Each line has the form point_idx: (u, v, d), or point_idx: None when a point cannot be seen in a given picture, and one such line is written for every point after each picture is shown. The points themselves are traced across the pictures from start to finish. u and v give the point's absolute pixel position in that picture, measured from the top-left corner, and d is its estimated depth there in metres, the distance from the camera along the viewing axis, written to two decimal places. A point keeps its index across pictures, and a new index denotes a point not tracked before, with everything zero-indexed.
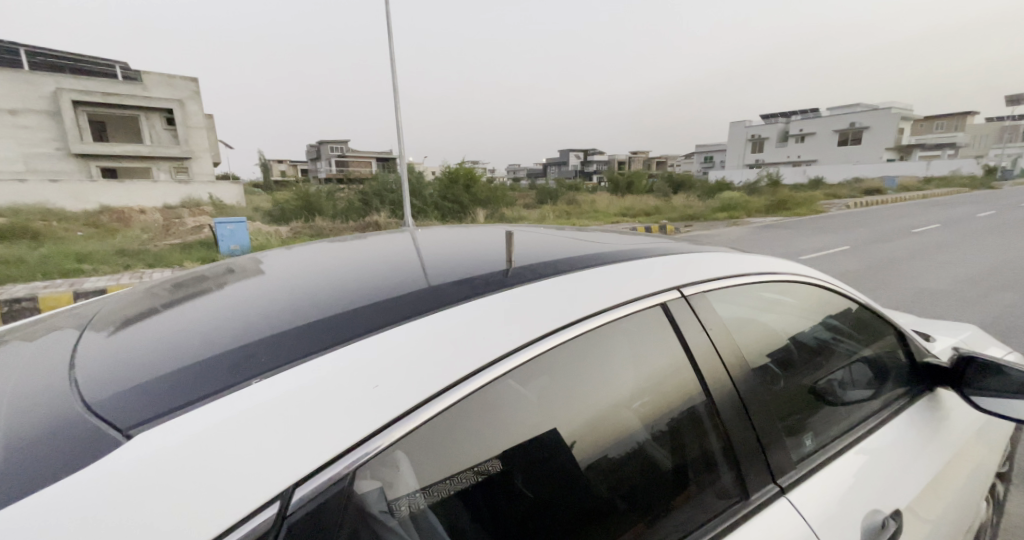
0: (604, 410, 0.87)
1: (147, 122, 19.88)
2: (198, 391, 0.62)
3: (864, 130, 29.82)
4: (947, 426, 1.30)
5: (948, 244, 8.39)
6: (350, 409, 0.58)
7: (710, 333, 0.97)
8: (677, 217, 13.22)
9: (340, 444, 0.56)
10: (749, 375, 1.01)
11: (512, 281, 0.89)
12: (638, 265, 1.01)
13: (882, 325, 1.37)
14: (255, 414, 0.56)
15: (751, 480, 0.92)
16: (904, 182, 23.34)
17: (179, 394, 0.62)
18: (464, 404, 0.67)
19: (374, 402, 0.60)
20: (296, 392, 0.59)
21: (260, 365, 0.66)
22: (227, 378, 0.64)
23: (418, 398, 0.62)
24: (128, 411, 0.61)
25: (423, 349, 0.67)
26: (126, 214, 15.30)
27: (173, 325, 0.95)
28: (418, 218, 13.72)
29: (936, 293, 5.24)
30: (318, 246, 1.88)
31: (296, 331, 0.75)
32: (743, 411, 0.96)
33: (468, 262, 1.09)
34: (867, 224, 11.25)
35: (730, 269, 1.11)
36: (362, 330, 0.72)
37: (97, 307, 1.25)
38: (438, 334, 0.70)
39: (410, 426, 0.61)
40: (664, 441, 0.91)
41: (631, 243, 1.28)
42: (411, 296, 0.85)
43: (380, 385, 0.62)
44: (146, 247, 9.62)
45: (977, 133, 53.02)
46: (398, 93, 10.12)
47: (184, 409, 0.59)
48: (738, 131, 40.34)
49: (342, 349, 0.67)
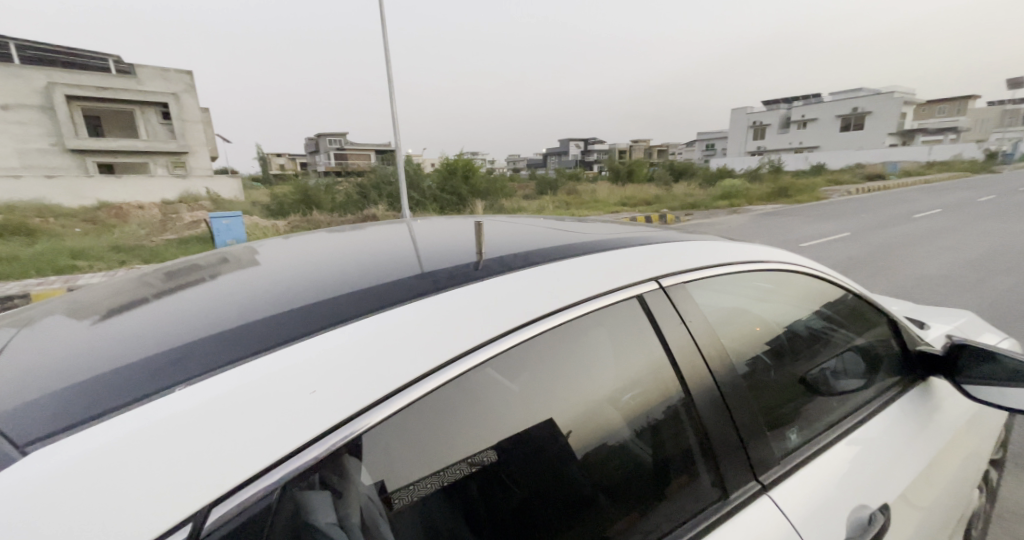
0: (579, 404, 0.85)
1: (142, 117, 19.76)
2: (129, 395, 0.59)
3: (866, 115, 29.58)
4: (939, 415, 1.29)
5: (947, 228, 8.37)
6: (290, 414, 0.56)
7: (690, 325, 0.95)
8: (677, 205, 13.17)
9: (262, 460, 0.53)
10: (731, 369, 0.99)
11: (481, 274, 0.88)
12: (614, 256, 0.98)
13: (875, 313, 1.35)
14: (180, 422, 0.53)
15: (730, 479, 0.90)
16: (905, 168, 23.19)
17: (117, 395, 0.60)
18: (426, 400, 0.66)
19: (313, 409, 0.58)
20: (236, 389, 0.57)
21: (208, 363, 0.64)
22: (161, 380, 0.61)
23: (370, 398, 0.61)
24: (54, 415, 0.58)
25: (371, 346, 0.65)
26: (123, 210, 15.26)
27: (147, 316, 0.93)
28: (416, 210, 13.73)
29: (936, 278, 5.20)
30: (316, 235, 1.87)
31: (247, 329, 0.73)
32: (723, 405, 0.94)
33: (447, 255, 1.07)
34: (868, 210, 11.19)
35: (715, 258, 1.09)
36: (323, 324, 0.70)
37: (86, 295, 1.25)
38: (391, 330, 0.68)
39: (356, 431, 0.59)
40: (641, 434, 0.89)
41: (617, 232, 1.26)
42: (378, 289, 0.83)
43: (317, 391, 0.59)
44: (141, 242, 9.62)
45: (980, 119, 52.73)
46: (392, 85, 10.11)
47: (106, 417, 0.55)
48: (739, 119, 40.18)
49: (289, 349, 0.64)
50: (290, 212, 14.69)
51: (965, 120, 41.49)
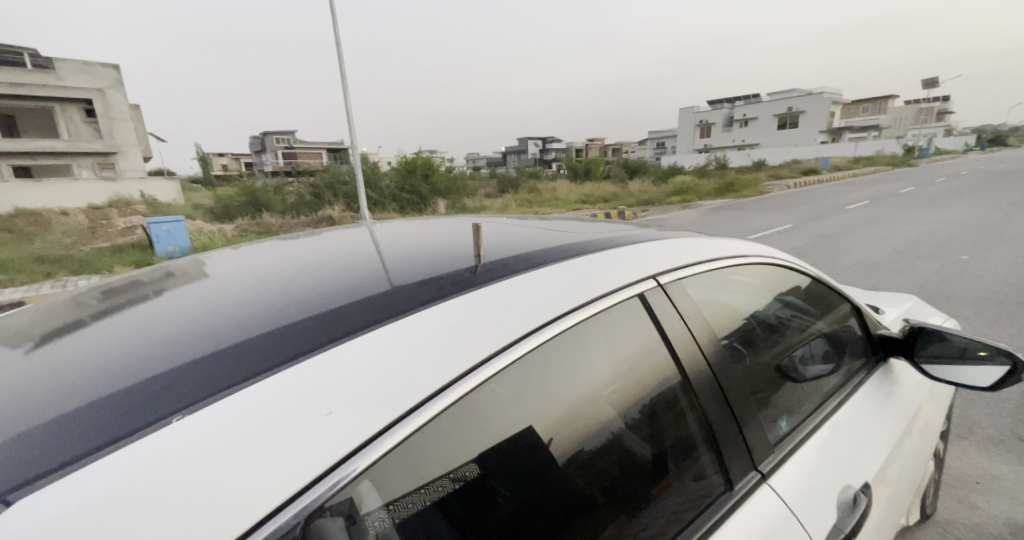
0: (584, 403, 0.84)
1: (63, 114, 18.05)
2: (111, 431, 0.52)
3: (801, 114, 31.64)
4: (900, 394, 1.39)
5: (877, 218, 9.09)
6: (304, 440, 0.53)
7: (686, 319, 0.97)
8: (634, 201, 13.57)
9: (283, 493, 0.49)
10: (723, 361, 1.02)
11: (482, 278, 0.85)
12: (609, 254, 0.99)
13: (837, 298, 1.44)
14: (187, 456, 0.48)
15: (728, 468, 0.93)
16: (836, 163, 25.01)
17: (95, 431, 0.52)
18: (449, 412, 0.64)
19: (330, 430, 0.54)
20: (244, 416, 0.52)
21: (205, 387, 0.58)
22: (146, 414, 0.54)
23: (392, 413, 0.58)
24: (17, 464, 0.49)
25: (386, 361, 0.62)
26: (44, 217, 13.94)
27: (105, 338, 0.83)
28: (375, 211, 13.39)
29: (871, 264, 5.64)
30: (273, 242, 1.76)
31: (234, 349, 0.66)
32: (720, 397, 0.97)
33: (431, 258, 1.04)
34: (807, 203, 11.98)
35: (698, 254, 1.13)
36: (327, 338, 0.66)
37: (14, 319, 1.10)
38: (404, 341, 0.65)
39: (378, 453, 0.55)
40: (642, 430, 0.90)
41: (599, 231, 1.27)
42: (372, 299, 0.79)
43: (333, 413, 0.56)
44: (69, 252, 8.83)
45: (899, 117, 57.62)
46: (346, 82, 9.81)
47: (86, 459, 0.48)
48: (687, 117, 41.93)
49: (293, 367, 0.60)
50: (238, 215, 13.89)
51: (885, 119, 45.27)
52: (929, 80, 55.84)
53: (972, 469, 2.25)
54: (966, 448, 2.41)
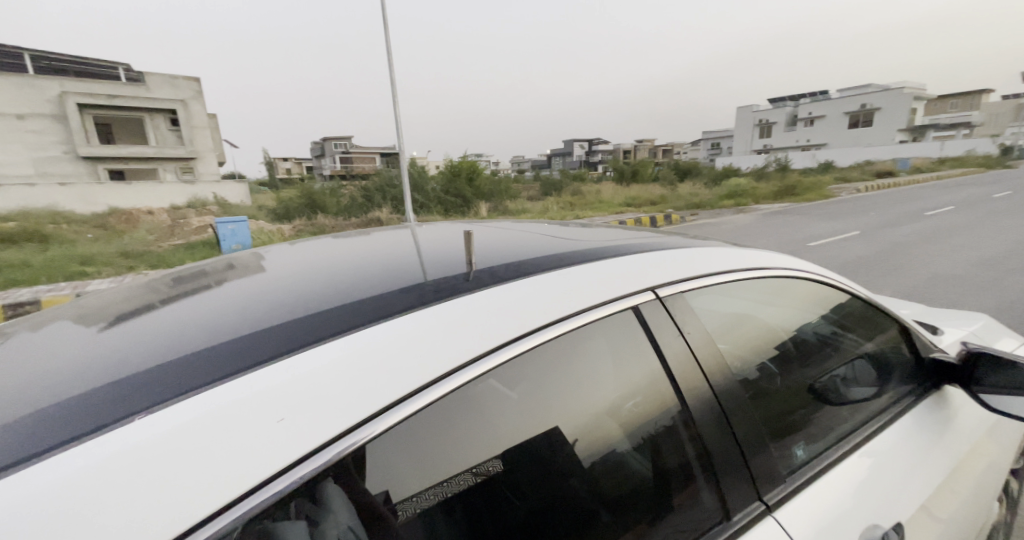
0: (581, 415, 0.84)
1: (152, 123, 19.93)
2: (119, 411, 0.57)
3: (875, 111, 29.26)
4: (954, 427, 1.26)
5: (960, 226, 8.25)
6: (258, 443, 0.54)
7: (688, 337, 0.93)
8: (682, 205, 13.12)
9: (243, 485, 0.51)
10: (731, 380, 0.97)
11: (473, 285, 0.87)
12: (612, 264, 0.98)
13: (883, 318, 1.33)
14: (159, 444, 0.51)
15: (733, 496, 0.88)
16: (916, 165, 22.90)
17: (112, 406, 0.58)
18: (419, 417, 0.65)
19: (286, 433, 0.55)
20: (218, 409, 0.55)
21: (201, 376, 0.62)
22: (147, 398, 0.59)
23: (358, 418, 0.59)
24: (44, 430, 0.55)
25: (357, 365, 0.63)
26: (133, 216, 15.50)
27: (156, 325, 0.92)
28: (421, 213, 13.82)
29: (948, 277, 5.13)
30: (323, 241, 1.88)
31: (239, 341, 0.71)
32: (722, 420, 0.93)
33: (442, 264, 1.07)
34: (877, 209, 11.09)
35: (716, 266, 1.08)
36: (315, 338, 0.69)
37: (100, 300, 1.27)
38: (384, 348, 0.66)
39: (343, 451, 0.58)
40: (644, 448, 0.88)
41: (616, 239, 1.25)
42: (373, 300, 0.82)
43: (287, 418, 0.56)
44: (149, 248, 9.76)
45: (993, 112, 51.84)
46: (396, 90, 10.21)
47: (84, 437, 0.52)
48: (745, 117, 40.02)
49: (275, 364, 0.62)
50: (297, 215, 14.81)
51: (977, 115, 40.94)
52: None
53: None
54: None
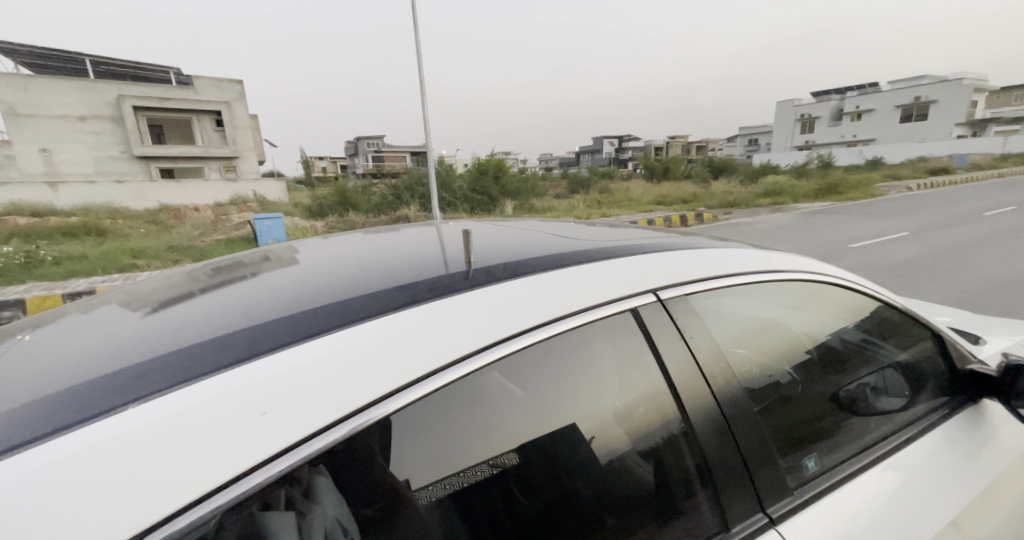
0: (581, 417, 0.84)
1: (198, 124, 20.95)
2: (131, 395, 0.61)
3: (930, 104, 27.50)
4: (991, 444, 1.19)
5: (1021, 227, 7.66)
6: (241, 435, 0.56)
7: (691, 343, 0.92)
8: (715, 204, 12.74)
9: (226, 473, 0.54)
10: (737, 388, 0.95)
11: (470, 284, 0.88)
12: (616, 265, 0.97)
13: (916, 327, 1.27)
14: (154, 429, 0.54)
15: (734, 507, 0.87)
16: (975, 161, 21.37)
17: (129, 387, 0.62)
18: (408, 413, 0.66)
19: (268, 427, 0.57)
20: (214, 397, 0.58)
21: (209, 362, 0.66)
22: (156, 383, 0.63)
23: (339, 413, 0.61)
24: (71, 407, 0.60)
25: (348, 360, 0.65)
26: (181, 212, 16.42)
27: (188, 313, 0.98)
28: (448, 211, 14.02)
29: (1002, 283, 4.79)
30: (354, 236, 1.95)
31: (249, 331, 0.75)
32: (725, 428, 0.91)
33: (450, 262, 1.09)
34: (928, 208, 10.46)
35: (725, 269, 1.06)
36: (313, 331, 0.72)
37: (147, 286, 1.37)
38: (373, 345, 0.68)
39: (326, 445, 0.59)
40: (645, 453, 0.87)
41: (628, 239, 1.24)
42: (378, 295, 0.85)
43: (269, 412, 0.58)
44: (192, 243, 10.32)
45: None
46: (425, 90, 10.38)
47: (91, 420, 0.56)
48: (786, 112, 38.45)
49: (272, 357, 0.65)
50: (329, 213, 15.29)
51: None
52: None
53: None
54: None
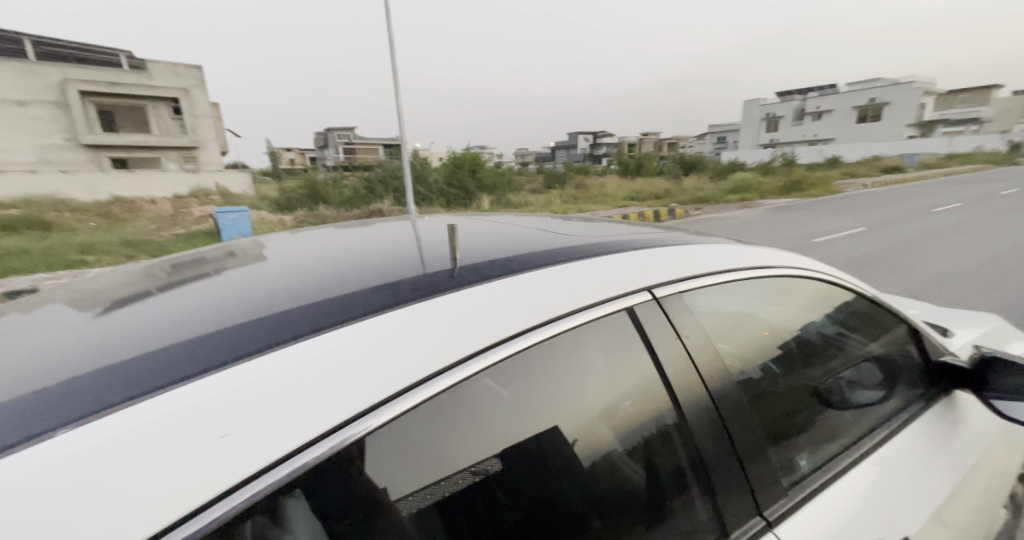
0: (572, 416, 0.82)
1: (154, 111, 19.88)
2: (80, 410, 0.54)
3: (884, 106, 28.92)
4: (965, 434, 1.24)
5: (967, 223, 8.16)
6: (201, 459, 0.50)
7: (686, 340, 0.92)
8: (687, 200, 13.02)
9: (188, 504, 0.48)
10: (729, 386, 0.95)
11: (455, 282, 0.84)
12: (607, 262, 0.96)
13: (889, 318, 1.31)
14: (106, 451, 0.48)
15: (731, 510, 0.87)
16: (924, 160, 22.63)
17: (76, 400, 0.56)
18: (395, 426, 0.62)
19: (229, 451, 0.52)
20: (172, 413, 0.53)
21: (170, 372, 0.60)
22: (111, 395, 0.56)
23: (317, 431, 0.56)
24: (14, 422, 0.53)
25: (327, 370, 0.61)
26: (136, 205, 15.56)
27: (144, 312, 0.91)
28: (423, 205, 13.80)
29: (953, 276, 5.08)
30: (326, 230, 1.87)
31: (217, 335, 0.69)
32: (721, 429, 0.91)
33: (430, 259, 1.06)
34: (884, 205, 10.99)
35: (714, 265, 1.05)
36: (291, 335, 0.67)
37: (96, 284, 1.26)
38: (354, 352, 0.63)
39: (306, 465, 0.55)
40: (636, 454, 0.86)
41: (616, 234, 1.23)
42: (358, 295, 0.80)
43: (230, 434, 0.53)
44: (149, 237, 9.77)
45: (1006, 109, 50.98)
46: (398, 81, 10.14)
47: (35, 440, 0.49)
48: (753, 111, 39.66)
49: (240, 366, 0.60)
50: (298, 206, 14.80)
51: (986, 111, 40.46)
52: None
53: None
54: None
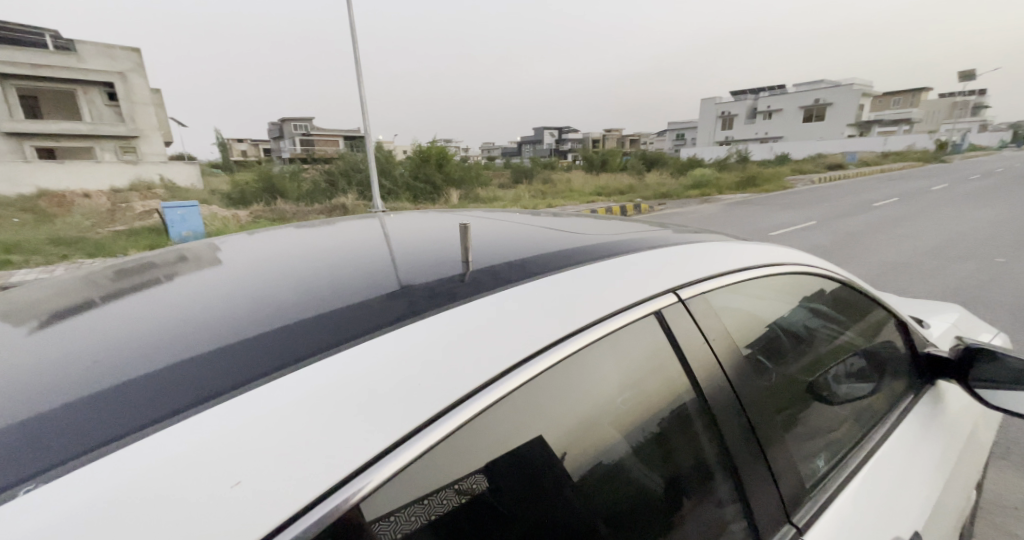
0: (581, 421, 0.74)
1: (86, 97, 18.34)
2: (51, 458, 0.46)
3: (828, 106, 30.68)
4: (949, 424, 1.31)
5: (905, 217, 8.78)
6: (210, 516, 0.43)
7: (710, 341, 0.89)
8: (651, 195, 13.33)
9: None
10: (751, 386, 0.94)
11: (470, 289, 0.79)
12: (623, 263, 0.93)
13: (870, 305, 1.34)
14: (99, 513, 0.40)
15: (765, 518, 0.84)
16: (863, 158, 24.20)
17: (45, 449, 0.48)
18: (426, 459, 0.55)
19: (241, 501, 0.45)
20: (172, 458, 0.45)
21: (155, 409, 0.53)
22: (89, 438, 0.49)
23: (346, 470, 0.49)
24: None
25: (354, 395, 0.55)
26: (68, 199, 14.34)
27: (97, 329, 0.80)
28: (388, 200, 13.45)
29: (897, 267, 5.44)
30: (286, 229, 1.74)
31: (205, 360, 0.62)
32: (751, 433, 0.89)
33: (431, 263, 0.99)
34: (831, 200, 11.68)
35: (731, 264, 1.04)
36: (298, 356, 0.60)
37: (27, 294, 1.11)
38: (378, 376, 0.57)
39: (338, 510, 0.47)
40: (653, 458, 0.81)
41: (623, 233, 1.20)
42: (357, 309, 0.73)
43: (241, 483, 0.46)
44: (85, 235, 9.02)
45: (932, 111, 55.29)
46: (360, 70, 9.79)
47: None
48: (709, 109, 41.13)
49: (247, 394, 0.53)
50: (253, 201, 14.07)
51: (916, 113, 43.74)
52: (966, 74, 53.62)
53: (1010, 492, 2.17)
54: (1004, 469, 2.32)
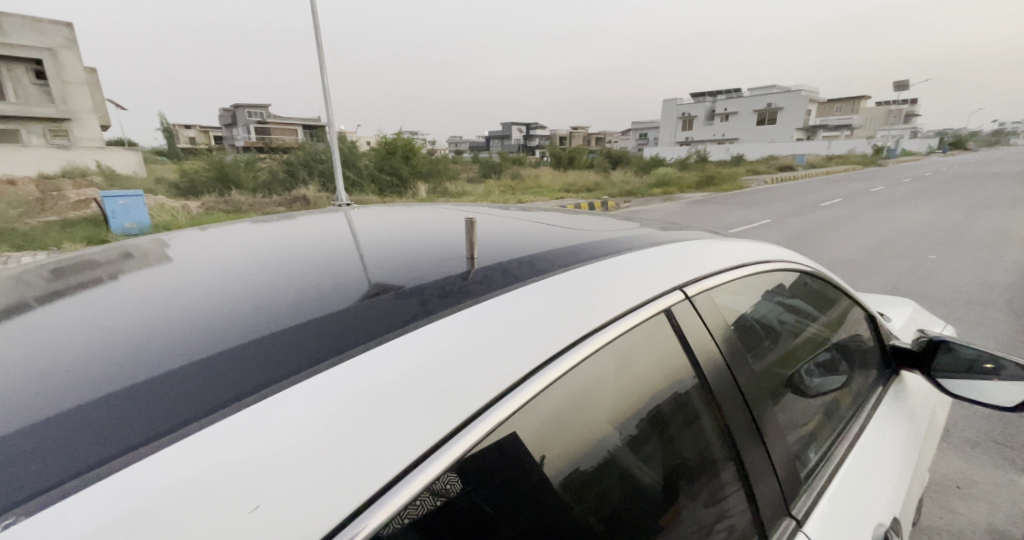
0: (580, 416, 0.71)
1: (10, 74, 16.73)
2: (31, 484, 0.40)
3: (779, 110, 32.30)
4: (914, 412, 1.40)
5: (850, 216, 9.38)
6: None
7: (714, 336, 0.91)
8: (616, 192, 13.62)
9: None
10: (749, 380, 0.96)
11: (476, 288, 0.76)
12: (626, 260, 0.92)
13: (838, 296, 1.39)
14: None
15: (767, 513, 0.88)
16: (811, 160, 25.67)
17: (25, 473, 0.42)
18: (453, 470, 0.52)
19: (263, 527, 0.40)
20: (183, 480, 0.40)
21: (146, 425, 0.47)
22: (72, 458, 0.43)
23: (372, 487, 0.46)
24: None
25: (375, 405, 0.51)
26: None
27: (43, 336, 0.71)
28: (352, 192, 13.05)
29: (844, 262, 5.80)
30: (242, 224, 1.62)
31: (193, 369, 0.56)
32: (755, 429, 0.92)
33: (427, 259, 0.94)
34: (782, 199, 12.32)
35: (729, 261, 1.06)
36: (307, 362, 0.56)
37: None
38: (398, 385, 0.54)
39: (371, 526, 0.44)
40: (654, 456, 0.81)
41: (617, 230, 1.20)
42: (353, 312, 0.69)
43: (261, 506, 0.42)
44: (12, 225, 8.26)
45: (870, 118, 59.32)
46: (321, 56, 9.39)
47: None
48: (670, 110, 42.40)
49: (255, 405, 0.48)
50: (204, 192, 13.02)
51: (857, 120, 46.79)
52: (901, 83, 57.79)
53: (952, 471, 2.35)
54: (945, 449, 2.52)
